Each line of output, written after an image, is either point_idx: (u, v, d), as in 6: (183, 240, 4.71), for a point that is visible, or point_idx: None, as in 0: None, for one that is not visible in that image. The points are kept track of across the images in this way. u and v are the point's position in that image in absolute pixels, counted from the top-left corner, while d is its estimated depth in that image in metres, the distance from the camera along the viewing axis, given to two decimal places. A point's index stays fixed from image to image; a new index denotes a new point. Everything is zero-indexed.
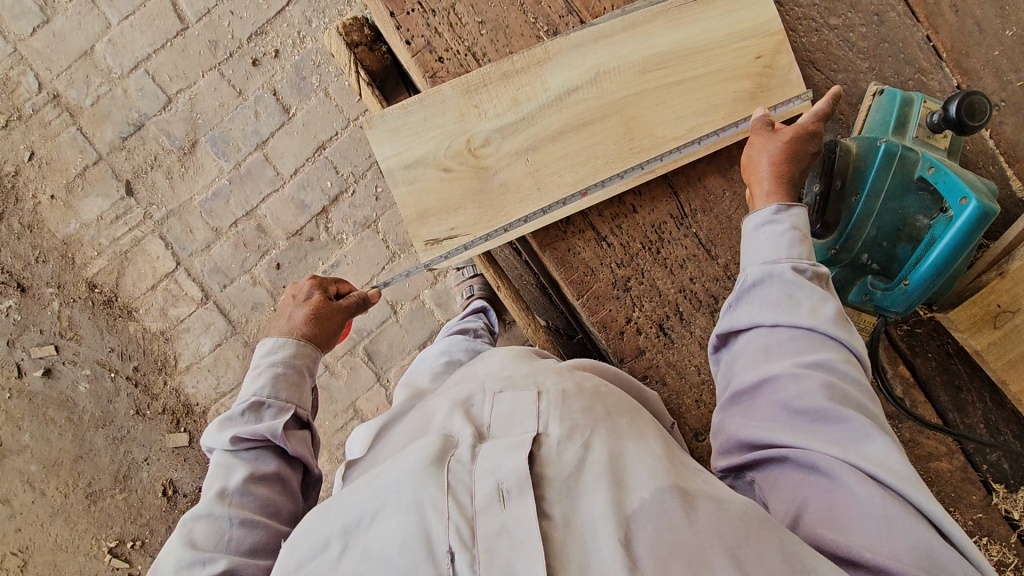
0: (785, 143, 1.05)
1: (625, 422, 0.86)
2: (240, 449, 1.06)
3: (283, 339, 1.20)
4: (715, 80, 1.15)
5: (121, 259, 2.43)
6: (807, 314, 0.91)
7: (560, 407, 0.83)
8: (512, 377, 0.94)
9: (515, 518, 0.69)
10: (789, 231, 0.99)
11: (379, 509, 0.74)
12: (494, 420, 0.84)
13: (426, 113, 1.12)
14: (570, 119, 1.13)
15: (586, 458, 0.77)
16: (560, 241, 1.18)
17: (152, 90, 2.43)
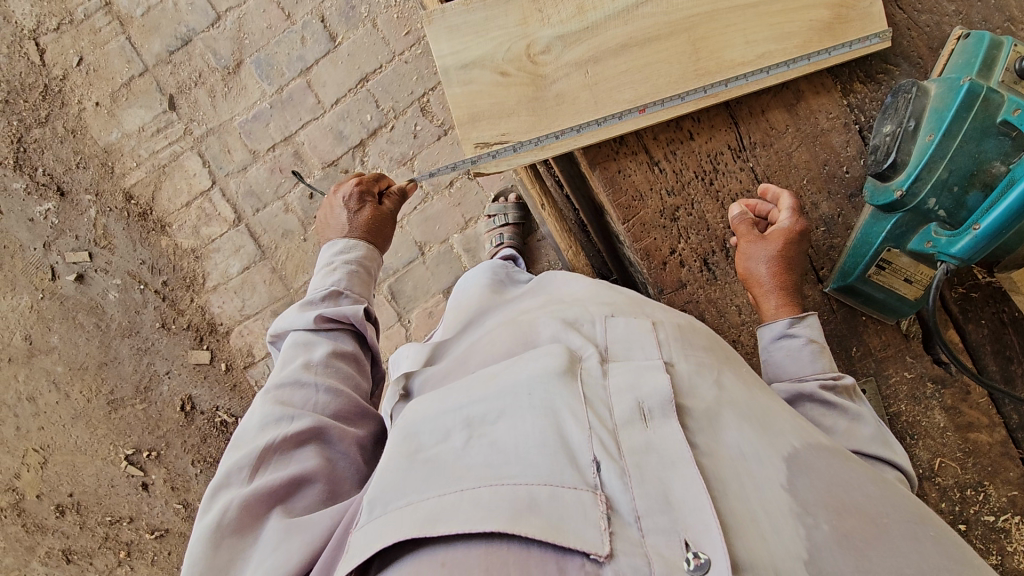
0: (777, 250, 1.04)
1: (744, 370, 0.85)
2: (323, 328, 1.08)
3: (349, 246, 1.21)
4: (792, 6, 1.10)
5: (159, 173, 2.45)
6: (847, 436, 0.88)
7: (680, 342, 0.83)
8: (615, 303, 0.92)
9: (662, 437, 0.68)
10: (806, 345, 1.00)
11: (505, 410, 0.72)
12: (612, 343, 0.82)
13: (488, 13, 1.10)
14: (636, 34, 1.09)
15: (722, 395, 0.75)
16: (612, 161, 1.15)
17: (202, 5, 2.42)
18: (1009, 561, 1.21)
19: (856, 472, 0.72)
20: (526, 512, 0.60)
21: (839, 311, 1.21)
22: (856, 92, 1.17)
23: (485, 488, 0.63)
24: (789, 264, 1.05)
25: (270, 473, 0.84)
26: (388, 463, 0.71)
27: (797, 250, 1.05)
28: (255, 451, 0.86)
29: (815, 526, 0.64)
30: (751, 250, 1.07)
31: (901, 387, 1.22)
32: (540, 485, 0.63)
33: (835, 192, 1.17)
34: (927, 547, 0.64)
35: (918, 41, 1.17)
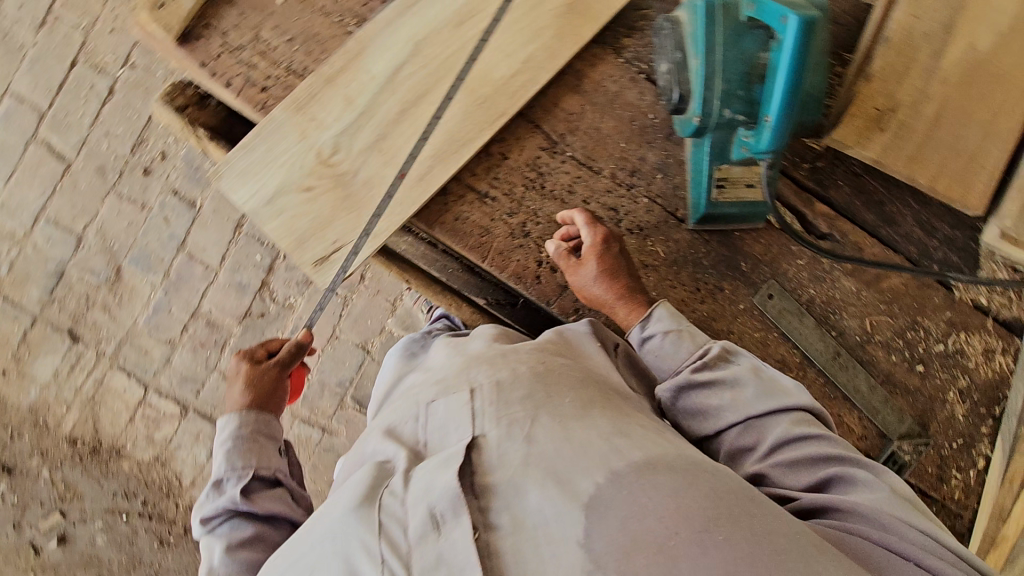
0: (597, 270, 1.11)
1: (568, 402, 0.91)
2: (215, 526, 1.08)
3: (227, 418, 1.22)
4: (530, 6, 1.16)
5: (92, 404, 2.42)
6: (733, 404, 0.99)
7: (498, 404, 0.92)
8: (446, 385, 1.03)
9: (449, 541, 0.77)
10: (664, 338, 1.10)
11: (315, 565, 0.81)
12: (432, 434, 0.95)
13: (267, 144, 1.12)
14: (407, 97, 1.14)
15: (530, 451, 0.84)
16: (446, 212, 1.18)
17: (60, 235, 2.44)
18: (976, 375, 1.28)
19: (662, 494, 0.75)
20: None
21: (713, 240, 1.23)
22: (627, 46, 1.22)
23: None
24: (615, 274, 1.13)
25: None
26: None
27: (615, 258, 1.13)
28: None
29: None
30: (579, 278, 1.13)
31: (802, 275, 1.26)
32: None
33: (654, 140, 1.22)
34: (710, 555, 0.68)
35: None
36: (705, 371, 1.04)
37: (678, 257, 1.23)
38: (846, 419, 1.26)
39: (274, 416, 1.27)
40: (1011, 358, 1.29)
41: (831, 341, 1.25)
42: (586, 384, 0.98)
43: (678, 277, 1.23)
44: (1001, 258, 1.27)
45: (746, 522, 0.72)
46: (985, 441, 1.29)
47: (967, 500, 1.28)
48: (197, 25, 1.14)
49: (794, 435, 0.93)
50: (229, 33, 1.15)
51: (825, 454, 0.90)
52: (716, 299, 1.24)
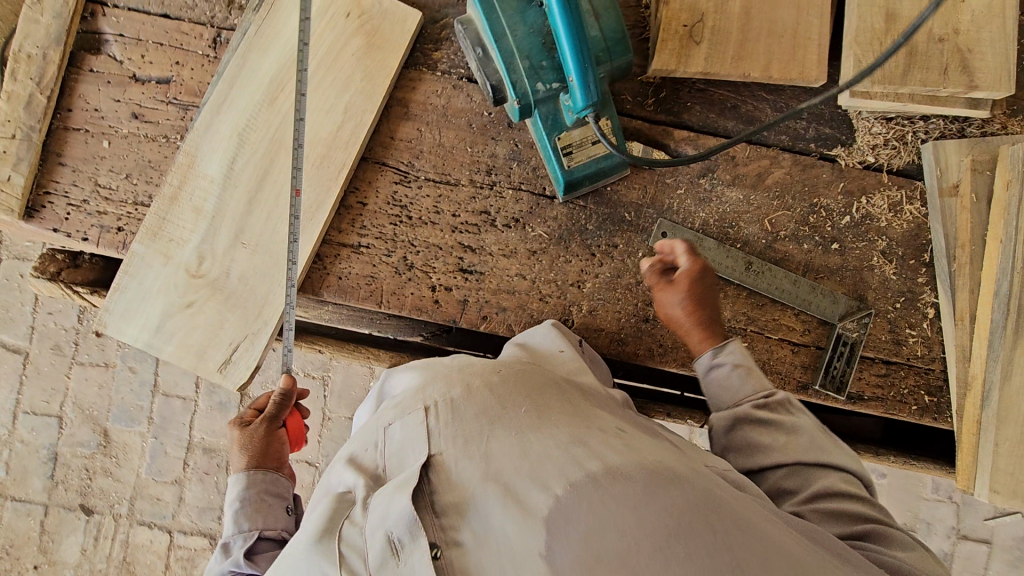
0: (688, 303, 1.14)
1: (523, 411, 0.87)
2: None
3: (232, 479, 1.19)
4: (331, 59, 1.18)
5: (126, 566, 2.46)
6: (788, 449, 0.99)
7: (454, 421, 0.87)
8: (402, 401, 0.95)
9: (411, 567, 0.75)
10: (734, 371, 1.10)
11: None
12: (390, 457, 0.89)
13: (138, 279, 1.15)
14: (250, 185, 1.17)
15: (486, 468, 0.80)
16: (328, 275, 1.20)
17: (41, 422, 2.46)
18: (891, 233, 1.26)
19: (631, 506, 0.74)
20: None
21: (588, 203, 1.24)
22: (439, 59, 1.24)
23: None
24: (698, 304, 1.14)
25: None
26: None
27: (709, 291, 1.15)
28: None
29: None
30: (664, 301, 1.16)
31: (686, 203, 1.25)
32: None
33: (498, 134, 1.24)
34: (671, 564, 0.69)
35: None
36: (766, 414, 1.04)
37: (562, 232, 1.23)
38: (781, 321, 1.25)
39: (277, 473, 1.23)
40: (921, 202, 1.26)
41: (739, 254, 1.24)
42: (545, 386, 0.95)
43: (568, 250, 1.23)
44: (870, 113, 1.25)
45: (715, 535, 0.73)
46: (927, 290, 1.25)
47: (931, 353, 1.25)
48: (38, 194, 1.18)
49: (843, 489, 0.95)
50: (70, 190, 1.19)
51: (867, 513, 0.92)
52: (614, 256, 1.24)
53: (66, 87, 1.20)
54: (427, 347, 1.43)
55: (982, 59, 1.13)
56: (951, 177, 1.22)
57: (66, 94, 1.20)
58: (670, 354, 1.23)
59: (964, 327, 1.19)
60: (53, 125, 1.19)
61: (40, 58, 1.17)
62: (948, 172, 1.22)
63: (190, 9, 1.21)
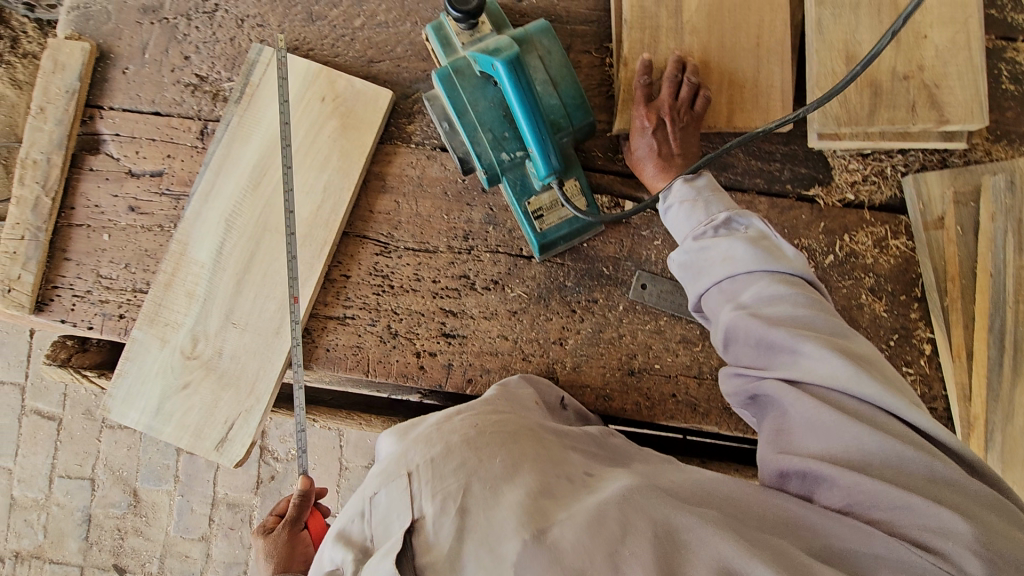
0: (653, 164, 1.15)
1: (498, 462, 0.73)
2: None
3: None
4: (309, 142, 1.25)
5: None
6: (723, 266, 0.95)
7: (433, 480, 0.71)
8: (382, 466, 0.79)
9: None
10: (681, 207, 1.05)
11: None
12: (376, 529, 0.71)
13: (139, 364, 1.21)
14: (239, 267, 1.22)
15: (464, 525, 0.66)
16: (316, 347, 1.23)
17: (75, 484, 2.56)
18: (880, 269, 1.22)
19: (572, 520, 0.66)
20: None
21: (566, 260, 1.25)
22: (413, 131, 1.29)
23: None
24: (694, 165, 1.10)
25: None
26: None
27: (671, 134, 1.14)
28: None
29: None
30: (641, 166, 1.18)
31: (664, 253, 1.25)
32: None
33: (473, 200, 1.27)
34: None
35: (415, 64, 1.30)
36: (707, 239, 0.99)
37: (541, 290, 1.25)
38: None
39: None
40: (907, 237, 1.23)
41: None
42: (518, 435, 0.81)
43: (549, 308, 1.24)
44: (844, 151, 1.24)
45: (666, 539, 0.65)
46: (921, 326, 1.21)
47: (932, 392, 1.20)
48: (47, 288, 1.26)
49: (772, 293, 0.89)
50: (75, 283, 1.26)
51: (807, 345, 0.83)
52: (595, 311, 1.24)
53: (69, 186, 1.29)
54: (425, 404, 1.42)
55: (951, 93, 1.12)
56: (935, 210, 1.19)
57: (69, 193, 1.29)
58: (658, 407, 1.21)
59: (962, 363, 1.16)
60: (59, 222, 1.28)
61: (45, 163, 1.26)
62: (931, 205, 1.19)
63: (179, 105, 1.30)
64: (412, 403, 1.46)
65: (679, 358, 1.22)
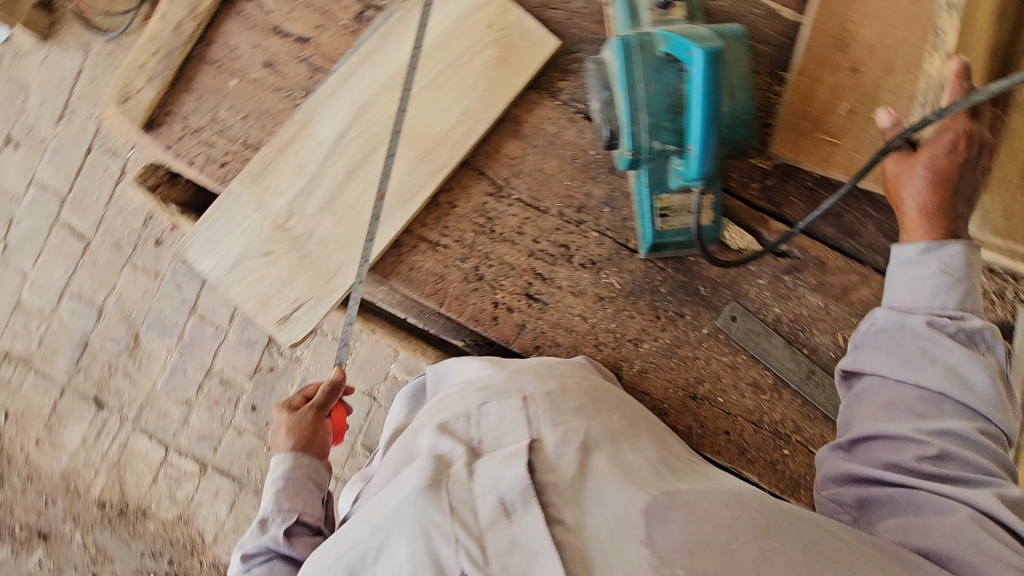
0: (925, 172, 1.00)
1: (615, 422, 0.91)
2: (251, 566, 1.07)
3: (275, 462, 1.22)
4: (463, 62, 1.21)
5: (117, 468, 2.51)
6: (950, 382, 0.90)
7: (551, 413, 0.88)
8: (491, 387, 0.97)
9: (523, 529, 0.70)
10: (941, 276, 0.96)
11: (383, 545, 0.75)
12: (483, 433, 0.85)
13: (228, 215, 1.19)
14: (355, 158, 1.20)
15: (587, 461, 0.80)
16: (400, 263, 1.21)
17: (83, 309, 2.57)
18: None
19: (715, 505, 0.75)
20: None
21: (668, 266, 1.23)
22: (562, 88, 1.26)
23: None
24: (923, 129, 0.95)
25: None
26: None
27: (959, 167, 0.98)
28: None
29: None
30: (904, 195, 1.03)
31: (765, 294, 1.23)
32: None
33: (598, 176, 1.24)
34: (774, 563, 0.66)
35: (586, 22, 1.26)
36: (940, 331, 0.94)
37: (634, 286, 1.22)
38: (829, 439, 1.19)
39: (321, 463, 1.25)
40: None
41: (803, 360, 1.20)
42: (626, 411, 0.97)
43: (636, 307, 1.22)
44: None
45: (798, 534, 0.71)
46: None
47: None
48: (160, 113, 1.24)
49: (962, 433, 0.87)
50: (189, 117, 1.24)
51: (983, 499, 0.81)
52: (678, 326, 1.22)
53: (213, 21, 1.26)
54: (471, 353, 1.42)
55: None
56: None
57: (211, 28, 1.26)
58: (707, 438, 1.20)
59: None
60: (192, 52, 1.25)
61: None
62: None
63: None
64: (458, 348, 1.44)
65: (743, 399, 1.21)
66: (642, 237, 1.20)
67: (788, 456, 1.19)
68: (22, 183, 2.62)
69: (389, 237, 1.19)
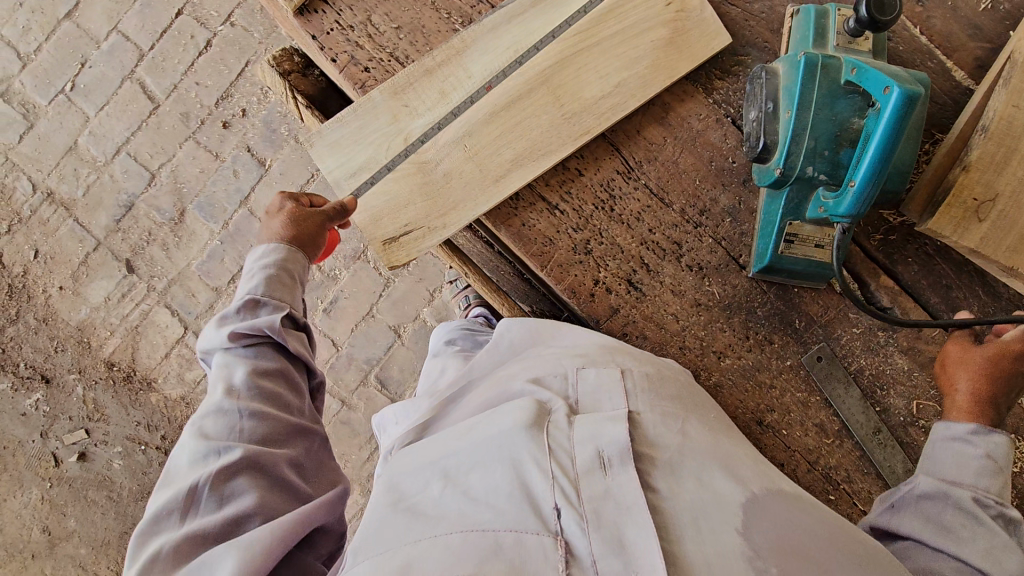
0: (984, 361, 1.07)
1: (709, 419, 0.84)
2: (237, 346, 0.99)
3: (263, 250, 1.08)
4: (631, 34, 1.18)
5: (133, 334, 2.52)
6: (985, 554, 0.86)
7: (649, 394, 0.82)
8: (588, 355, 0.91)
9: (620, 485, 0.66)
10: (982, 458, 0.98)
11: (477, 460, 0.71)
12: (582, 395, 0.81)
13: (361, 121, 1.17)
14: (500, 99, 1.17)
15: (685, 443, 0.74)
16: (513, 217, 1.20)
17: (136, 170, 2.54)
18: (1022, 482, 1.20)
19: (803, 515, 0.69)
20: (489, 557, 0.58)
21: (771, 291, 1.22)
22: (718, 88, 1.23)
23: (456, 533, 0.62)
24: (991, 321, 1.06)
25: (203, 516, 0.82)
26: (371, 516, 0.70)
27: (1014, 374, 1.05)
28: (185, 487, 0.84)
29: (764, 570, 0.60)
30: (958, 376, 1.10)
31: (855, 343, 1.22)
32: (504, 532, 0.61)
33: (729, 183, 1.21)
34: None
35: (759, 28, 1.23)
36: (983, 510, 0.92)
37: (733, 301, 1.22)
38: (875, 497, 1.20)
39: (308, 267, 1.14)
40: None
41: (873, 417, 1.21)
42: (714, 412, 0.91)
43: (729, 322, 1.22)
44: None
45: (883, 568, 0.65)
46: None
47: None
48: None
49: None
50: (343, 12, 1.20)
51: None
52: (764, 351, 1.22)
53: None
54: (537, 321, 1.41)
55: None
56: None
57: None
58: None
59: None
60: None
61: None
62: None
63: None
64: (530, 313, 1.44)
65: (805, 438, 1.22)
66: (754, 259, 1.18)
67: (833, 502, 1.21)
68: (104, 28, 2.56)
69: (513, 185, 1.17)
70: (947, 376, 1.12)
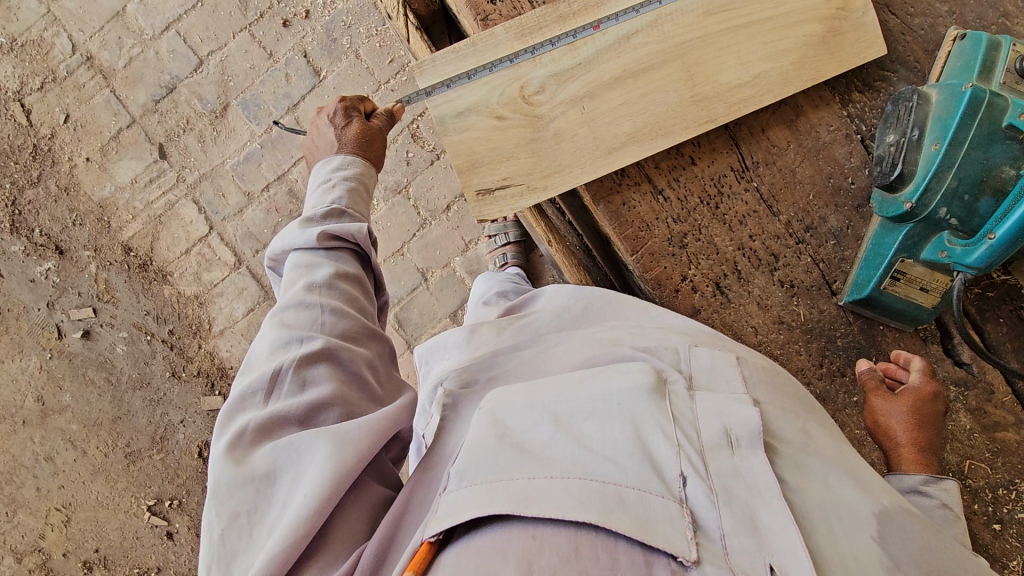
0: (908, 404, 1.07)
1: (822, 421, 0.88)
2: (323, 248, 1.06)
3: (337, 160, 1.20)
4: (784, 23, 1.08)
5: (156, 223, 2.43)
6: None
7: (763, 384, 0.85)
8: (694, 336, 0.94)
9: (748, 466, 0.70)
10: (941, 508, 0.98)
11: (595, 413, 0.72)
12: (698, 372, 0.84)
13: (480, 57, 1.10)
14: (630, 66, 1.08)
15: (809, 441, 0.78)
16: (615, 194, 1.14)
17: (184, 52, 2.39)
18: None
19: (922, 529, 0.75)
20: (615, 509, 0.61)
21: (856, 323, 1.18)
22: (855, 101, 1.14)
23: (577, 479, 0.64)
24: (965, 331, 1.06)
25: (284, 399, 0.85)
26: (476, 441, 0.70)
27: (929, 408, 1.07)
28: (265, 374, 0.87)
29: None
30: (889, 416, 1.08)
31: None
32: (629, 488, 0.63)
33: (842, 204, 1.15)
34: None
35: (914, 44, 1.14)
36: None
37: (817, 326, 1.18)
38: None
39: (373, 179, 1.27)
40: None
41: None
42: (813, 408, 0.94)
43: (807, 346, 1.18)
44: None
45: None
46: None
47: None
48: None
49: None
50: None
51: None
52: (834, 382, 1.19)
53: None
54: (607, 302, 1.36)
55: None
56: None
57: None
58: None
59: None
60: None
61: None
62: None
63: None
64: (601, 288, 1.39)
65: None
66: (849, 286, 1.15)
67: None
68: None
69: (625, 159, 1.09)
70: (872, 421, 1.11)
